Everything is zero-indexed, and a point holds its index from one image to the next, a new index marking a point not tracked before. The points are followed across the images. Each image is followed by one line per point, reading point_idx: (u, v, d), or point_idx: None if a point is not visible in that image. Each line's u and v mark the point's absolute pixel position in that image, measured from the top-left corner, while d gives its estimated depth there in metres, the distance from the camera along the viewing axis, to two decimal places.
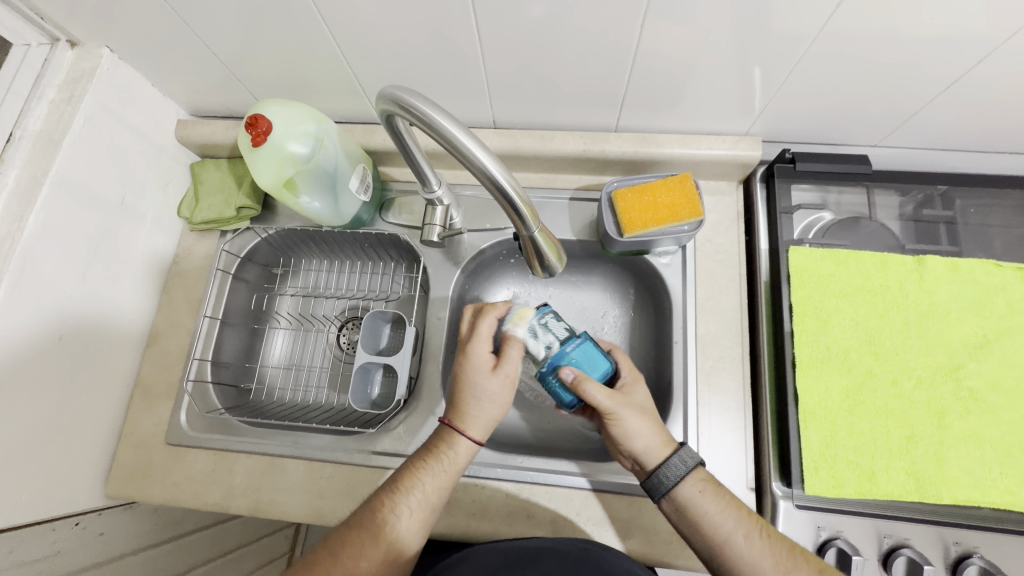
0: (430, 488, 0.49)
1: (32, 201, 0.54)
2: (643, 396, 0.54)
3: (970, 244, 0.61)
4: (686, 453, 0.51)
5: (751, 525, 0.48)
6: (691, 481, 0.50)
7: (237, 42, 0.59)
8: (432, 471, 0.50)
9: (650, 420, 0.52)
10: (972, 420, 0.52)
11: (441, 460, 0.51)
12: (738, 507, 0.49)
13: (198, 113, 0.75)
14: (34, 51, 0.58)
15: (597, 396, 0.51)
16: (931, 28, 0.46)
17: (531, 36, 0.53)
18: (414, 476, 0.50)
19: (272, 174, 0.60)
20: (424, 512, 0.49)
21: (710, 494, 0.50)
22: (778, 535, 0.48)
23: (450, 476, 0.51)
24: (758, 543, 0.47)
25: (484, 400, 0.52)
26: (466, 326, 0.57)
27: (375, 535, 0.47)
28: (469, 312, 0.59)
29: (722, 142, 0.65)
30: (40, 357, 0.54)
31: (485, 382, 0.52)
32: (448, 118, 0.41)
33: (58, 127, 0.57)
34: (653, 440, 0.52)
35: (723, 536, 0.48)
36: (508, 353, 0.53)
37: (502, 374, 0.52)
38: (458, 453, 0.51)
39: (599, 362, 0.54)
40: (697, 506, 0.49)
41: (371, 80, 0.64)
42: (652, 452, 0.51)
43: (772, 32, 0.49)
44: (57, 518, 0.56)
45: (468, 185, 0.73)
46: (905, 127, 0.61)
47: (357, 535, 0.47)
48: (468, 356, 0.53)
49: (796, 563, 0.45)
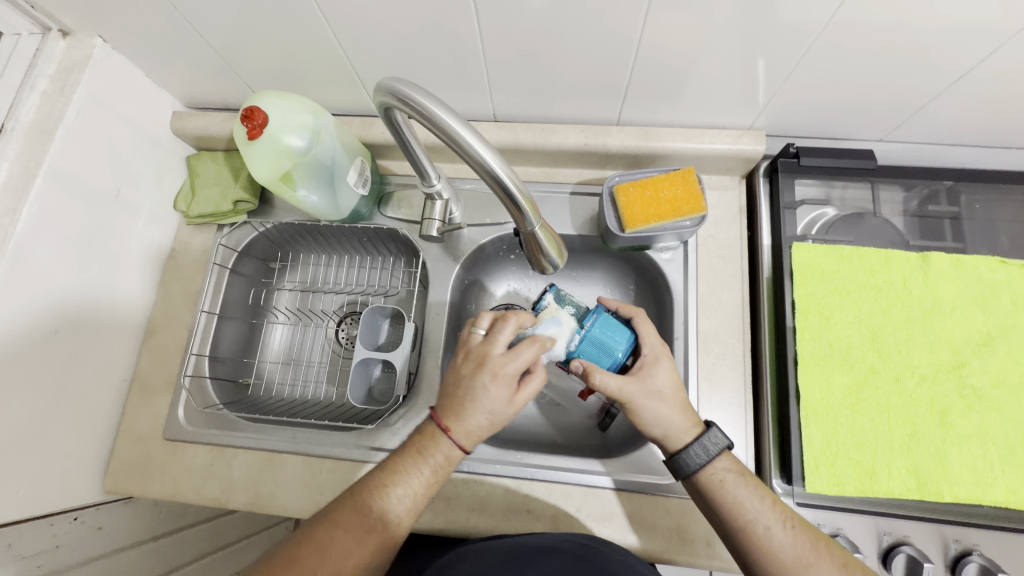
0: (416, 489, 0.47)
1: (26, 193, 0.53)
2: (667, 379, 0.52)
3: (975, 240, 0.60)
4: (709, 441, 0.50)
5: (774, 517, 0.47)
6: (715, 466, 0.49)
7: (232, 32, 0.58)
8: (419, 471, 0.48)
9: (668, 406, 0.51)
10: (975, 418, 0.52)
11: (429, 461, 0.48)
12: (766, 497, 0.48)
13: (193, 105, 0.74)
14: (25, 39, 0.57)
15: (608, 389, 0.51)
16: (942, 20, 0.45)
17: (533, 27, 0.52)
18: (401, 476, 0.47)
19: (269, 168, 0.59)
20: (410, 513, 0.47)
21: (736, 483, 0.49)
22: (802, 528, 0.47)
23: (437, 477, 0.49)
24: (781, 537, 0.46)
25: (493, 425, 0.49)
26: (498, 338, 0.50)
27: (359, 538, 0.44)
28: (506, 322, 0.51)
29: (725, 137, 0.64)
30: (36, 353, 0.54)
31: (500, 410, 0.49)
32: (445, 110, 0.40)
33: (51, 118, 0.56)
34: (671, 427, 0.51)
35: (744, 525, 0.47)
36: (529, 389, 0.50)
37: (516, 407, 0.50)
38: (443, 458, 0.48)
39: (613, 343, 0.54)
40: (718, 493, 0.49)
41: (368, 71, 0.63)
42: (670, 437, 0.51)
43: (778, 24, 0.48)
44: (55, 514, 0.56)
45: (468, 179, 0.72)
46: (912, 121, 0.60)
47: (342, 538, 0.43)
48: (494, 382, 0.48)
49: (818, 555, 0.45)
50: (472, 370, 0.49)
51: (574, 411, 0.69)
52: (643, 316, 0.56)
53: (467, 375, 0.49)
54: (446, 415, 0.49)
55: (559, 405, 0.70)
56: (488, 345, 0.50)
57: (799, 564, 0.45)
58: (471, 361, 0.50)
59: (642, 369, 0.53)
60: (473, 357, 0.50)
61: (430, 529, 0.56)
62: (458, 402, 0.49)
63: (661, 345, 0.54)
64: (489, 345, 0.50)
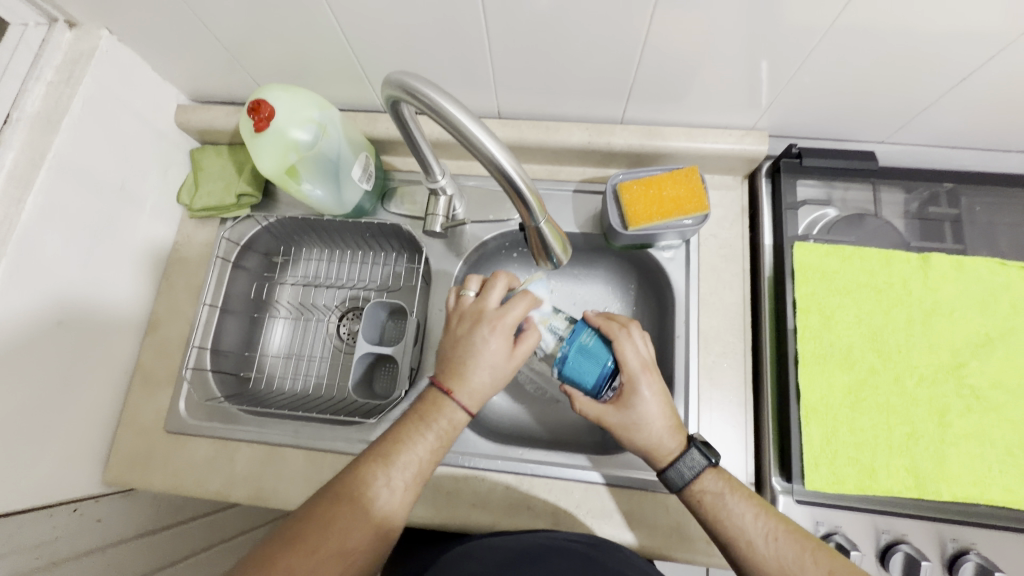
0: (420, 457, 0.47)
1: (30, 183, 0.53)
2: (650, 408, 0.51)
3: (975, 242, 0.61)
4: (685, 463, 0.50)
5: (756, 532, 0.47)
6: (694, 488, 0.50)
7: (239, 26, 0.58)
8: (423, 438, 0.48)
9: (648, 432, 0.51)
10: (973, 418, 0.53)
11: (433, 427, 0.48)
12: (749, 512, 0.48)
13: (198, 99, 0.74)
14: (32, 30, 0.58)
15: (586, 414, 0.53)
16: (943, 25, 0.46)
17: (539, 25, 0.52)
18: (405, 444, 0.47)
19: (274, 162, 0.59)
20: (414, 482, 0.47)
21: (716, 501, 0.49)
22: (788, 538, 0.46)
23: (441, 444, 0.49)
24: (762, 549, 0.46)
25: (494, 381, 0.51)
26: (491, 295, 0.54)
27: (366, 509, 0.44)
28: (495, 281, 0.55)
29: (729, 137, 0.64)
30: (39, 343, 0.54)
31: (501, 365, 0.51)
32: (454, 104, 0.40)
33: (57, 108, 0.56)
34: (652, 452, 0.51)
35: (725, 540, 0.48)
36: (526, 344, 0.53)
37: (516, 361, 0.52)
38: (448, 422, 0.49)
39: (591, 368, 0.53)
40: (698, 509, 0.50)
41: (375, 67, 0.63)
42: (656, 455, 0.51)
43: (781, 27, 0.49)
44: (55, 505, 0.56)
45: (471, 176, 0.73)
46: (912, 124, 0.61)
47: (348, 509, 0.43)
48: (493, 334, 0.50)
49: (801, 567, 0.45)
50: (470, 327, 0.52)
51: (574, 408, 0.69)
52: (624, 335, 0.53)
53: (467, 332, 0.52)
54: (446, 377, 0.50)
55: (559, 402, 0.70)
56: (481, 302, 0.53)
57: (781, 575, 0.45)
58: (467, 320, 0.53)
59: (622, 399, 0.52)
60: (468, 317, 0.53)
61: (430, 524, 0.57)
62: (459, 359, 0.50)
63: (641, 369, 0.51)
64: (484, 301, 0.53)
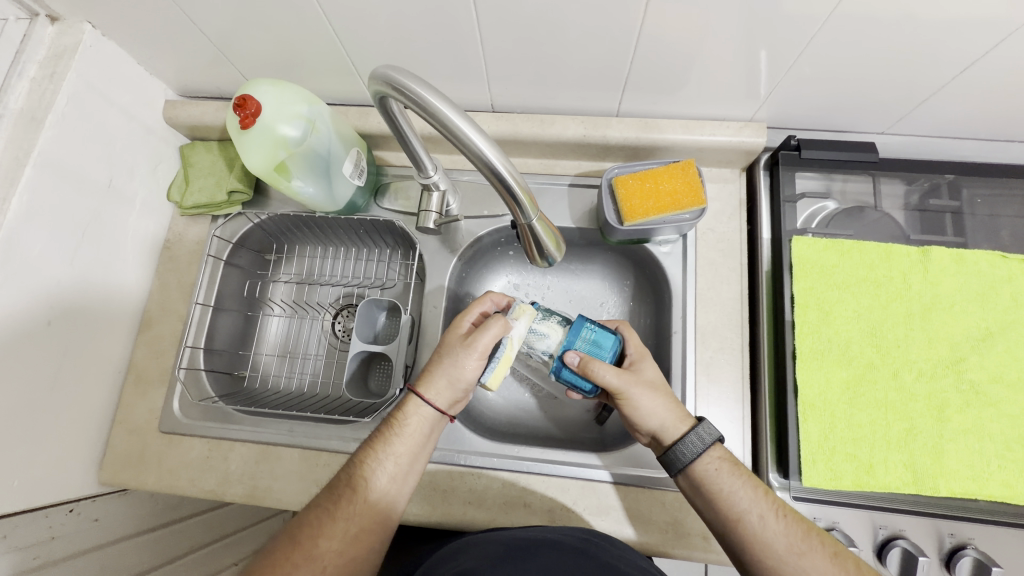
0: (390, 462, 0.49)
1: (14, 183, 0.52)
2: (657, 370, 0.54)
3: (976, 235, 0.60)
4: (704, 429, 0.50)
5: (767, 506, 0.47)
6: (710, 455, 0.49)
7: (227, 20, 0.57)
8: (391, 444, 0.50)
9: (662, 389, 0.52)
10: (972, 414, 0.52)
11: (401, 433, 0.51)
12: (757, 488, 0.48)
13: (187, 94, 0.73)
14: (12, 25, 0.55)
15: (606, 378, 0.51)
16: (948, 13, 0.45)
17: (531, 18, 0.51)
18: (374, 451, 0.50)
19: (263, 157, 0.58)
20: (387, 486, 0.49)
21: (730, 473, 0.49)
22: (794, 518, 0.47)
23: (411, 446, 0.50)
24: (772, 524, 0.46)
25: (446, 364, 0.51)
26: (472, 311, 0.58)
27: (336, 515, 0.46)
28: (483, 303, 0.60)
29: (726, 128, 0.63)
30: (29, 346, 0.53)
31: (450, 349, 0.52)
32: (440, 99, 0.39)
33: (41, 106, 0.55)
34: (668, 404, 0.51)
35: (738, 515, 0.47)
36: (480, 331, 0.51)
37: (469, 348, 0.51)
38: (416, 421, 0.51)
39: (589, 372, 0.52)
40: (713, 484, 0.48)
41: (365, 61, 0.62)
42: (666, 420, 0.51)
43: (780, 16, 0.47)
44: (50, 506, 0.56)
45: (466, 171, 0.72)
46: (914, 114, 0.59)
47: (316, 518, 0.46)
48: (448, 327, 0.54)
49: (809, 544, 0.45)
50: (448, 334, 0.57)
51: (571, 405, 0.69)
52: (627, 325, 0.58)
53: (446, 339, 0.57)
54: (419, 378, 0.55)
55: (557, 399, 0.70)
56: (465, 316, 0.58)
57: (790, 552, 0.45)
58: None
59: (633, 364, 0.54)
60: None
61: (426, 522, 0.56)
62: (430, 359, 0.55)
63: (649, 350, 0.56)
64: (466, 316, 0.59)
